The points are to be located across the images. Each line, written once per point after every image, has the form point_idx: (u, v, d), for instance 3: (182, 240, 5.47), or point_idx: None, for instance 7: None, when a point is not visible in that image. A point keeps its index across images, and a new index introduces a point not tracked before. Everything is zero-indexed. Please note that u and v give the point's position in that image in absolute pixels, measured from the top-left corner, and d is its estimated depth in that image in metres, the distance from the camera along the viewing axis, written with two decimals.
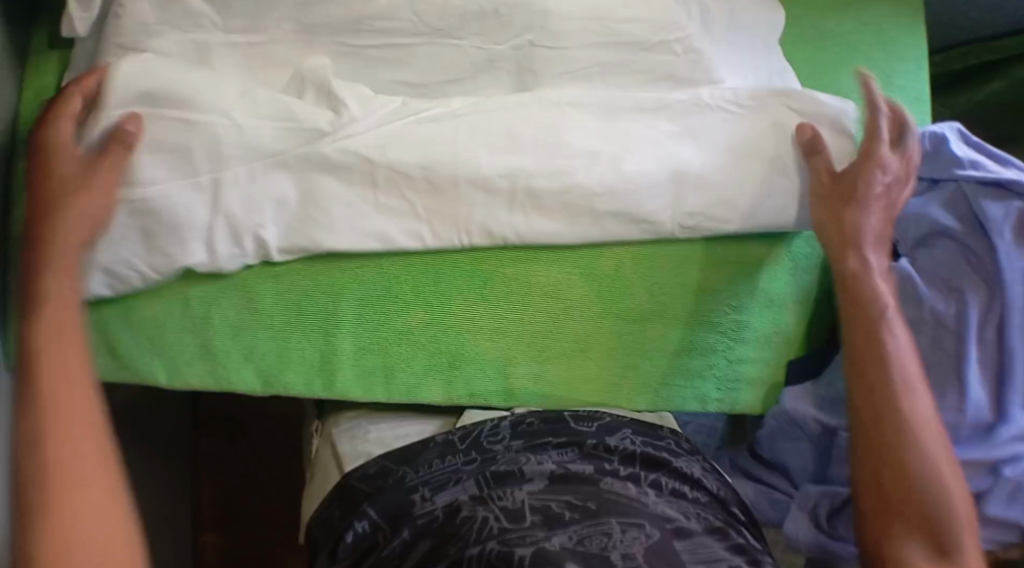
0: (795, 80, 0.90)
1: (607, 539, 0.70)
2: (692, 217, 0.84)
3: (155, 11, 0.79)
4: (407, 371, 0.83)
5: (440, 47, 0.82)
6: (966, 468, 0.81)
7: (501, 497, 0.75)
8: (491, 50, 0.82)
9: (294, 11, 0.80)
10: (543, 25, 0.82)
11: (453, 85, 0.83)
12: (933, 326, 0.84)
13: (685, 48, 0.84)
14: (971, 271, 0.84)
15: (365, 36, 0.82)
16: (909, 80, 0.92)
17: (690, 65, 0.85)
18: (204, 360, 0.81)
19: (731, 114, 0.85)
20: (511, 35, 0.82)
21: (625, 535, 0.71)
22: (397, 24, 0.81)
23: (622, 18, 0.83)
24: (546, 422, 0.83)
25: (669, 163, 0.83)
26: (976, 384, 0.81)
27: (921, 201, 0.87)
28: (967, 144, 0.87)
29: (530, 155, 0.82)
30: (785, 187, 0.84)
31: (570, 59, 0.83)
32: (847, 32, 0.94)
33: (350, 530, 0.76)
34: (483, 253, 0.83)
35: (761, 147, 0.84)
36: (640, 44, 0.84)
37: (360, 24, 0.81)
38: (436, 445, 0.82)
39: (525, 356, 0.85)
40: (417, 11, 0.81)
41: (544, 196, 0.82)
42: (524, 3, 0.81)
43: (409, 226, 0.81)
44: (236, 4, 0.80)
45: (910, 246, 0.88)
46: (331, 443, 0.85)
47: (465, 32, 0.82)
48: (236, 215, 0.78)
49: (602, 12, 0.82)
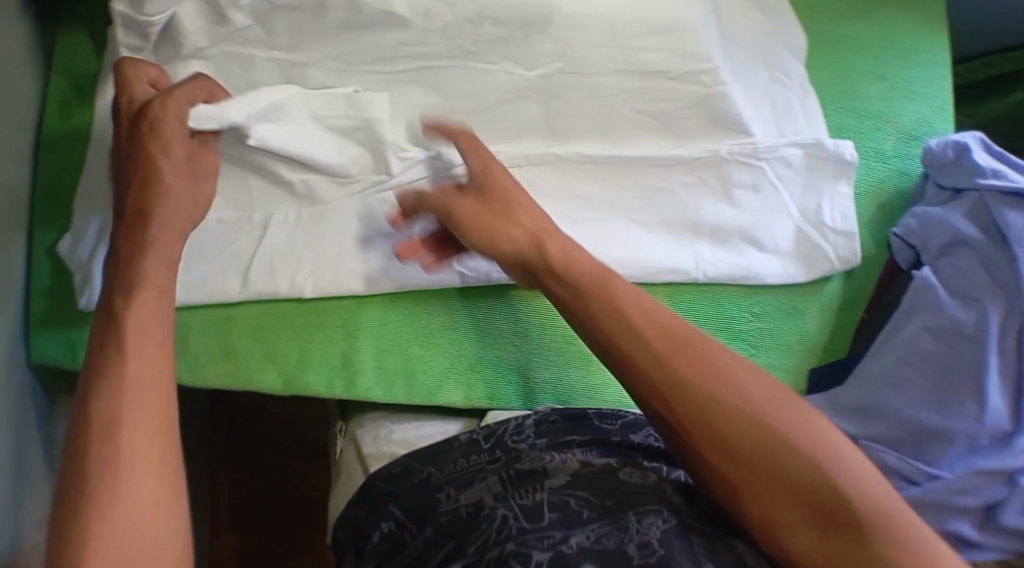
0: (818, 106, 0.89)
1: (624, 535, 0.70)
2: (715, 270, 0.86)
3: (206, 35, 0.78)
4: (426, 373, 0.87)
5: (470, 70, 0.81)
6: (983, 477, 0.78)
7: (522, 496, 0.76)
8: (520, 76, 0.81)
9: (334, 36, 0.78)
10: (570, 53, 0.79)
11: (480, 113, 0.82)
12: (952, 336, 0.82)
13: (714, 79, 0.82)
14: (991, 279, 0.82)
15: (400, 62, 0.80)
16: (930, 89, 0.94)
17: (720, 98, 0.83)
18: (225, 359, 0.85)
19: (749, 165, 0.86)
20: (539, 63, 0.80)
21: (642, 526, 0.71)
22: (429, 49, 0.79)
23: (648, 47, 0.80)
24: (570, 418, 0.84)
25: (685, 215, 0.86)
26: (995, 394, 0.80)
27: (943, 210, 0.87)
28: (989, 152, 0.87)
29: (551, 180, 0.85)
30: (807, 239, 0.88)
31: (595, 85, 0.81)
32: (870, 40, 0.94)
33: (376, 530, 0.79)
34: (509, 288, 0.88)
35: (779, 200, 0.87)
36: (667, 73, 0.81)
37: (395, 52, 0.80)
38: (460, 444, 0.85)
39: (544, 359, 0.88)
40: (450, 36, 0.78)
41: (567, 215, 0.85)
42: (553, 31, 0.78)
43: None
44: (280, 24, 0.78)
45: (933, 256, 0.87)
46: (355, 442, 0.90)
47: (495, 56, 0.80)
48: (278, 253, 0.85)
49: (627, 39, 0.79)
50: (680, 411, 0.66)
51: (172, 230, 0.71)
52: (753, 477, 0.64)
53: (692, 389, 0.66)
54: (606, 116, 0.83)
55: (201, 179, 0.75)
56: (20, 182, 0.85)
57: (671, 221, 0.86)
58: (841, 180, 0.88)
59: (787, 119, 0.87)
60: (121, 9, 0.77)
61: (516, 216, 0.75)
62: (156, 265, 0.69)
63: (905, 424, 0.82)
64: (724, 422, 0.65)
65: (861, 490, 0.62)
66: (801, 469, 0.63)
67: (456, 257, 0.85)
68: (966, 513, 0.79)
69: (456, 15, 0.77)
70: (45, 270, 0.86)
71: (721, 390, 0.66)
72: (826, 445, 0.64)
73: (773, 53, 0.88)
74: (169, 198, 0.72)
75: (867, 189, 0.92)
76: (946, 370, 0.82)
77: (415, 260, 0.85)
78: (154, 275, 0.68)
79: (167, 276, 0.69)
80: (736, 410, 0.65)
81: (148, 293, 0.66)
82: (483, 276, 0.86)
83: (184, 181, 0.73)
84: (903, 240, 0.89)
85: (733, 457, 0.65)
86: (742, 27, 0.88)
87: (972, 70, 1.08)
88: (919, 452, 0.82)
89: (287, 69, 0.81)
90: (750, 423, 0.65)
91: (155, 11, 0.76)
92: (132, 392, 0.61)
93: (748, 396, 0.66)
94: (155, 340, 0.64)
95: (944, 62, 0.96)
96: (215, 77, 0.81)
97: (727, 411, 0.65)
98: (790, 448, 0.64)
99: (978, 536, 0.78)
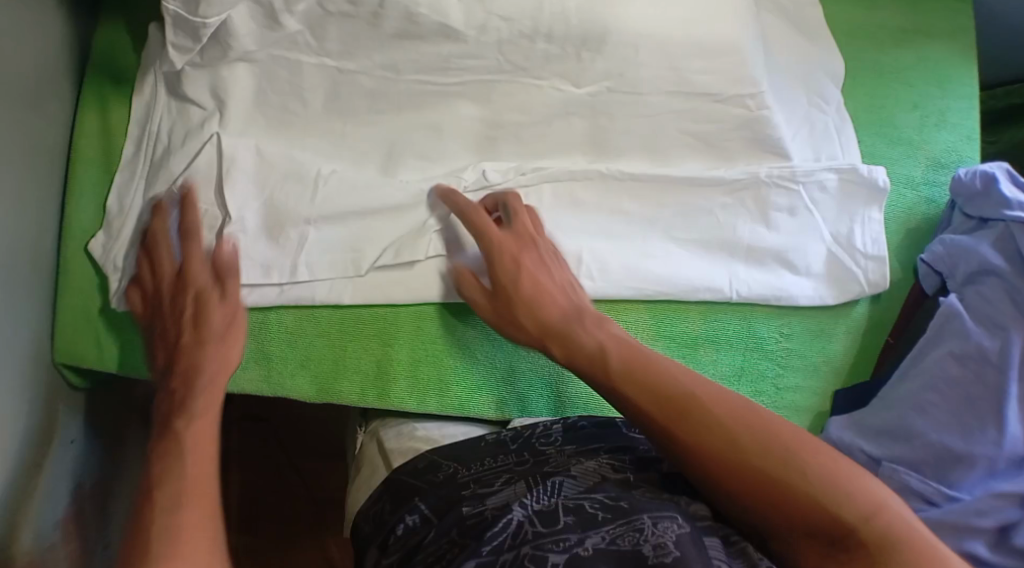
0: (852, 131, 0.92)
1: (640, 535, 0.68)
2: (749, 290, 0.89)
3: (257, 39, 0.79)
4: (460, 384, 0.87)
5: (520, 85, 0.84)
6: (1000, 498, 0.81)
7: (540, 498, 0.75)
8: (569, 93, 0.84)
9: (388, 42, 0.80)
10: (621, 73, 0.82)
11: (527, 126, 0.86)
12: (978, 364, 0.85)
13: (757, 103, 0.85)
14: (1014, 308, 0.85)
15: (451, 74, 0.83)
16: (960, 118, 0.96)
17: (763, 121, 0.86)
18: (259, 364, 0.84)
19: (784, 189, 0.89)
20: (591, 80, 0.83)
21: (658, 527, 0.68)
22: (482, 62, 0.82)
23: (699, 69, 0.83)
24: (600, 426, 0.85)
25: (721, 237, 0.89)
26: (1014, 418, 0.83)
27: (971, 239, 0.89)
28: (1013, 183, 0.90)
29: (593, 196, 0.87)
30: (836, 262, 0.91)
31: (643, 104, 0.85)
32: (906, 69, 0.97)
33: (400, 523, 0.78)
34: None
35: (811, 221, 0.90)
36: (714, 95, 0.84)
37: (447, 63, 0.82)
38: (488, 445, 0.85)
39: (579, 373, 0.88)
40: (504, 50, 0.81)
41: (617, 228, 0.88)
42: (608, 51, 0.81)
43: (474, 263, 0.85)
44: (332, 29, 0.79)
45: (959, 282, 0.89)
46: (378, 439, 0.89)
47: (546, 72, 0.83)
48: (318, 262, 0.83)
49: (678, 61, 0.82)
50: (738, 479, 0.67)
51: (216, 387, 0.74)
52: (788, 514, 0.66)
53: (741, 452, 0.68)
54: (651, 137, 0.87)
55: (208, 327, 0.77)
56: (52, 177, 0.84)
57: (713, 237, 0.89)
58: (873, 206, 0.91)
59: (824, 144, 0.90)
60: (172, 8, 0.76)
61: (540, 311, 0.79)
62: (205, 407, 0.72)
63: (929, 447, 0.85)
64: (740, 450, 0.68)
65: (882, 526, 0.63)
66: (813, 507, 0.65)
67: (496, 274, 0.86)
68: (981, 533, 0.81)
69: (513, 29, 0.79)
70: (75, 267, 0.84)
71: (744, 427, 0.69)
72: (856, 495, 0.65)
73: (813, 79, 0.92)
74: (220, 369, 0.75)
75: (896, 214, 0.94)
76: (966, 397, 0.84)
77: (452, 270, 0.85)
78: (199, 413, 0.71)
79: (213, 418, 0.71)
80: (752, 442, 0.68)
81: (197, 446, 0.68)
82: None
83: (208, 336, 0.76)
84: (930, 267, 0.92)
85: (779, 518, 0.66)
86: (783, 51, 0.91)
87: (994, 98, 1.11)
88: (942, 476, 0.85)
89: (335, 76, 0.83)
90: (766, 460, 0.67)
91: (210, 12, 0.75)
92: (194, 499, 0.64)
93: (759, 423, 0.69)
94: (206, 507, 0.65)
95: (973, 92, 0.98)
96: (261, 79, 0.82)
97: (730, 451, 0.68)
98: (833, 505, 0.64)
99: (990, 552, 0.81)
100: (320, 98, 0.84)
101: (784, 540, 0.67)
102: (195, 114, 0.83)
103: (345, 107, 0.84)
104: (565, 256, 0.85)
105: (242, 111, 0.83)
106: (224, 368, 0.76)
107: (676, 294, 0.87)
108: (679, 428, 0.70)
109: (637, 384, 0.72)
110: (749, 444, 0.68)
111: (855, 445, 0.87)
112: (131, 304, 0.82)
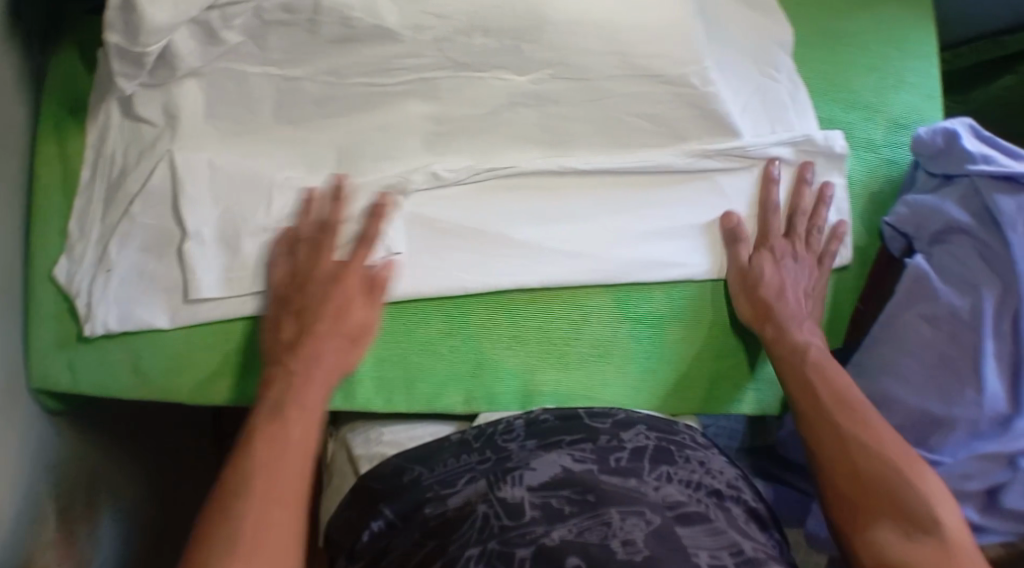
0: (807, 97, 0.91)
1: (607, 528, 0.71)
2: (707, 268, 0.89)
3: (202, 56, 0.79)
4: (426, 380, 0.86)
5: (464, 79, 0.84)
6: (984, 463, 0.81)
7: (502, 490, 0.76)
8: (513, 83, 0.84)
9: (329, 49, 0.80)
10: (564, 61, 0.82)
11: (477, 119, 0.86)
12: (950, 324, 0.83)
13: (703, 80, 0.84)
14: (985, 266, 0.83)
15: (393, 74, 0.83)
16: (919, 77, 0.95)
17: (711, 96, 0.85)
18: (231, 376, 0.86)
19: (736, 166, 0.89)
20: (531, 70, 0.83)
21: (625, 522, 0.71)
22: (424, 61, 0.82)
23: (644, 51, 0.82)
24: (561, 419, 0.84)
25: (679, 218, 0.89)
26: (992, 377, 0.80)
27: (935, 197, 0.87)
28: (978, 138, 0.87)
29: (549, 187, 0.88)
30: None
31: (591, 89, 0.84)
32: (862, 33, 0.96)
33: (366, 529, 0.78)
34: (509, 296, 0.87)
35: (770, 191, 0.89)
36: (659, 76, 0.83)
37: (390, 64, 0.82)
38: (452, 444, 0.84)
39: (545, 362, 0.87)
40: (443, 48, 0.81)
41: (576, 212, 0.88)
42: (544, 38, 0.80)
43: (435, 264, 0.86)
44: (273, 40, 0.79)
45: (926, 242, 0.88)
46: (346, 446, 0.89)
47: (487, 65, 0.83)
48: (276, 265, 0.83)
49: (621, 43, 0.81)
50: (842, 474, 0.77)
51: (330, 374, 0.80)
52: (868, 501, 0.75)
53: (880, 455, 0.77)
54: (601, 120, 0.86)
55: (358, 304, 0.82)
56: (16, 208, 0.85)
57: (670, 215, 0.89)
58: (832, 173, 0.90)
59: (778, 113, 0.90)
60: (113, 41, 0.75)
61: (776, 306, 0.86)
62: (308, 406, 0.77)
63: (905, 411, 0.84)
64: (869, 458, 0.77)
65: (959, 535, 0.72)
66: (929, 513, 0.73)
67: (459, 269, 0.86)
68: (969, 498, 0.83)
69: (448, 26, 0.79)
70: (48, 297, 0.85)
71: (856, 427, 0.79)
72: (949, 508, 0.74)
73: (763, 49, 0.91)
74: (330, 370, 0.80)
75: (858, 179, 0.92)
76: (944, 358, 0.83)
77: (413, 266, 0.85)
78: (292, 415, 0.76)
79: (312, 413, 0.77)
80: (890, 451, 0.77)
81: (295, 429, 0.76)
82: (482, 281, 0.86)
83: (330, 325, 0.80)
84: (895, 229, 0.89)
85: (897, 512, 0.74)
86: (733, 25, 0.91)
87: (960, 56, 1.08)
88: (922, 440, 0.84)
89: (280, 84, 0.83)
90: (889, 464, 0.76)
91: (151, 40, 0.74)
92: (280, 499, 0.71)
93: (889, 441, 0.78)
94: (283, 499, 0.71)
95: (931, 51, 0.97)
96: (210, 93, 0.83)
97: (877, 461, 0.76)
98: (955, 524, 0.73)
99: (980, 518, 0.83)
100: (268, 105, 0.85)
101: (847, 517, 0.76)
102: (147, 132, 0.84)
103: (296, 116, 0.85)
104: (528, 248, 0.87)
105: (195, 125, 0.84)
106: (332, 366, 0.80)
107: (642, 278, 0.88)
108: (825, 423, 0.80)
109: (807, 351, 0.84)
110: (865, 446, 0.78)
111: None
112: (104, 329, 0.84)
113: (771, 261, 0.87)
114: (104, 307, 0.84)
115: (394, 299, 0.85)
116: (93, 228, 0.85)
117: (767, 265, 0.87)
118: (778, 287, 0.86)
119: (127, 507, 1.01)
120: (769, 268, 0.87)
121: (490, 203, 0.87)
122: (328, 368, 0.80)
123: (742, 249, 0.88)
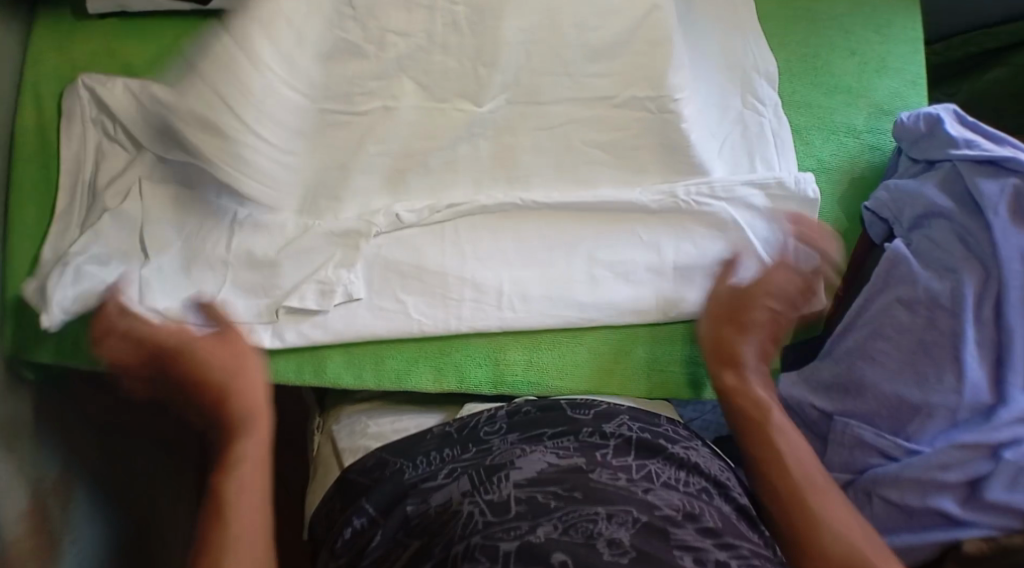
0: (788, 135, 0.91)
1: (593, 526, 0.67)
2: (682, 306, 0.88)
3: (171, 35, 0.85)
4: (395, 358, 0.86)
5: (435, 66, 0.86)
6: (964, 452, 0.77)
7: (489, 490, 0.72)
8: (473, 112, 0.87)
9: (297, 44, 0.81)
10: (519, 83, 0.87)
11: (446, 105, 0.87)
12: (929, 308, 0.81)
13: (660, 107, 0.87)
14: (967, 251, 0.81)
15: (359, 101, 0.86)
16: (903, 63, 0.96)
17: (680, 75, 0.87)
18: None
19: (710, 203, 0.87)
20: (490, 97, 0.87)
21: (611, 521, 0.67)
22: (385, 82, 0.86)
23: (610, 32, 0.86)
24: (541, 410, 0.82)
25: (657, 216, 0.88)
26: (973, 363, 0.78)
27: (916, 182, 0.86)
28: (962, 124, 0.86)
29: (525, 166, 0.88)
30: None
31: (557, 80, 0.87)
32: (840, 15, 0.98)
33: (348, 526, 0.76)
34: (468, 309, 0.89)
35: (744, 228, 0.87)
36: (609, 99, 0.87)
37: (352, 86, 0.85)
38: (434, 435, 0.82)
39: (516, 343, 0.87)
40: (406, 67, 0.86)
41: (541, 191, 0.88)
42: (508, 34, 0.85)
43: (401, 245, 0.86)
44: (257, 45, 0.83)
45: (906, 228, 0.86)
46: (332, 438, 0.88)
47: (447, 92, 0.87)
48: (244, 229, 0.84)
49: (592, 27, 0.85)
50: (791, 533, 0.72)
51: (233, 339, 0.78)
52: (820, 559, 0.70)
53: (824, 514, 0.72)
54: (575, 91, 0.87)
55: (240, 346, 0.78)
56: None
57: (633, 252, 0.88)
58: (809, 217, 0.88)
59: (758, 147, 0.90)
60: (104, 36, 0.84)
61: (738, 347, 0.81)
62: (251, 371, 0.77)
63: (882, 399, 0.82)
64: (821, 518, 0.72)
65: None
66: None
67: (426, 258, 0.86)
68: (948, 489, 0.77)
69: (411, 44, 0.85)
70: (25, 263, 0.84)
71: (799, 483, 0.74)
72: None
73: (745, 78, 0.92)
74: (223, 340, 0.77)
75: (841, 162, 0.92)
76: (922, 343, 0.80)
77: (377, 259, 0.85)
78: (245, 379, 0.76)
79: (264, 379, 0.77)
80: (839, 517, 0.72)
81: (238, 400, 0.75)
82: (440, 316, 0.85)
83: (202, 344, 0.76)
84: (875, 214, 0.89)
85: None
86: (710, 21, 0.94)
87: (952, 48, 1.08)
88: (899, 427, 0.81)
89: None
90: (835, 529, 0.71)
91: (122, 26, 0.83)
92: (250, 463, 0.73)
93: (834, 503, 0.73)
94: (259, 472, 0.73)
95: (917, 35, 0.98)
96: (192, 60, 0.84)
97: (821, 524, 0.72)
98: None
99: (961, 511, 0.77)
100: None
101: None
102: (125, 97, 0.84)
103: None
104: (487, 289, 0.86)
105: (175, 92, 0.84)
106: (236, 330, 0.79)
107: (617, 302, 0.87)
108: (772, 480, 0.75)
109: (749, 411, 0.78)
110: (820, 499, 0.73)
111: (806, 401, 0.86)
112: None
113: (744, 337, 0.82)
114: (93, 313, 0.81)
115: (361, 342, 0.85)
116: (76, 213, 0.84)
117: (763, 311, 0.82)
118: (774, 328, 0.83)
119: (99, 485, 1.00)
120: (763, 317, 0.82)
121: (463, 187, 0.88)
122: (257, 420, 0.76)
123: (723, 284, 0.84)
